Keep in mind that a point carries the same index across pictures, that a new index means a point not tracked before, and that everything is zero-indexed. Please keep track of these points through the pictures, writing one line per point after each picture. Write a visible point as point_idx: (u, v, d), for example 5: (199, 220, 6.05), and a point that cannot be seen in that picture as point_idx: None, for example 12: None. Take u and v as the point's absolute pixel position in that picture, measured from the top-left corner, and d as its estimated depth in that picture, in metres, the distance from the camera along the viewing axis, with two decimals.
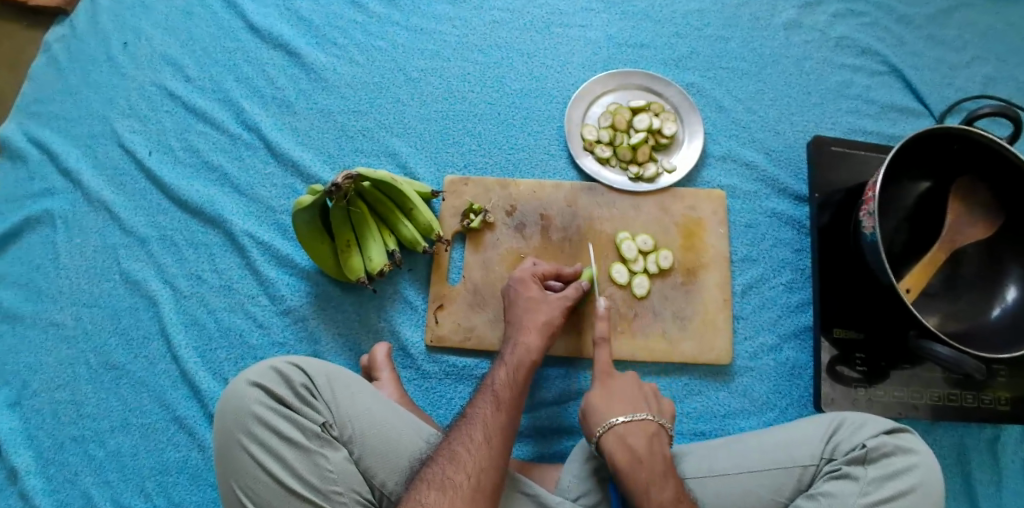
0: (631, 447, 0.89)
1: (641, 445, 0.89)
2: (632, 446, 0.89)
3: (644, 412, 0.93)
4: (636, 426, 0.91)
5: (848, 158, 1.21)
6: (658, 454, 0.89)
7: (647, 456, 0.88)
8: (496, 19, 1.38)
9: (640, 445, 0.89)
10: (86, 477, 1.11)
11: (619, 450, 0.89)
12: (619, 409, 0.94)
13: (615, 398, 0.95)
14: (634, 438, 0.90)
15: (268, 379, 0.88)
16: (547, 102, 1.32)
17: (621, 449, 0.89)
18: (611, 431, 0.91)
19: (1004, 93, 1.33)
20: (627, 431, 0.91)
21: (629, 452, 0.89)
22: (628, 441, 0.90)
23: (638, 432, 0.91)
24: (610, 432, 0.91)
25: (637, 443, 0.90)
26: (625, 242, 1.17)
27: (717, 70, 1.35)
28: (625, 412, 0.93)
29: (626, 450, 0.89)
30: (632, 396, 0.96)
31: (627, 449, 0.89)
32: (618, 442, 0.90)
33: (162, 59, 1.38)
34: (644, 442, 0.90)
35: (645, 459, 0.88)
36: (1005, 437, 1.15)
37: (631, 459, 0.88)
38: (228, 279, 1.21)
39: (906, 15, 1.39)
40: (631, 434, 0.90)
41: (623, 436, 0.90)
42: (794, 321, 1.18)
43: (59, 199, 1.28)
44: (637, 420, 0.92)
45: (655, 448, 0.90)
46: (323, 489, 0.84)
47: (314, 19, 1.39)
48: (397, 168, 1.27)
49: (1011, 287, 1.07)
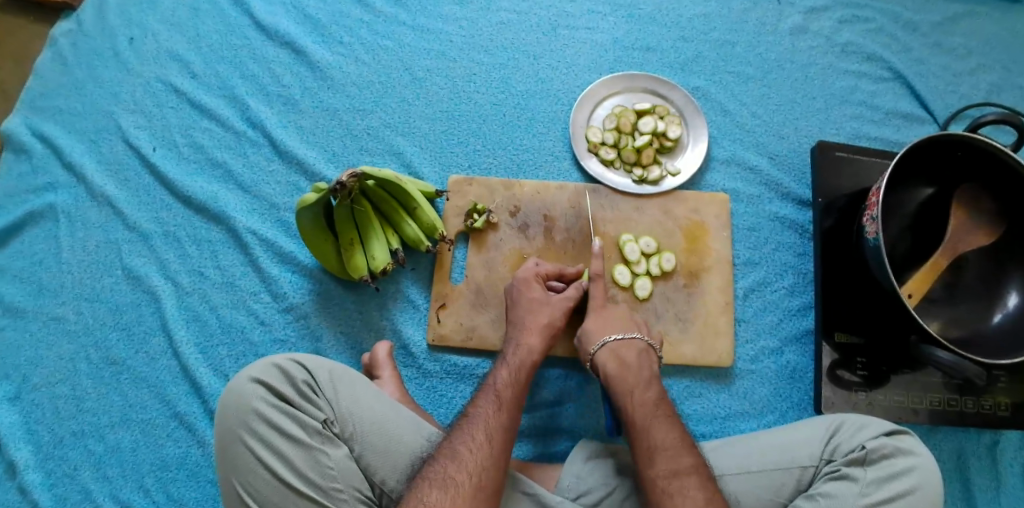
0: (620, 359, 0.98)
1: (631, 357, 0.98)
2: (622, 358, 0.98)
3: (636, 333, 1.02)
4: (627, 343, 1.00)
5: (852, 164, 1.21)
6: (646, 367, 0.98)
7: (636, 366, 0.97)
8: (502, 21, 1.38)
9: (631, 358, 0.98)
10: (85, 472, 1.11)
11: (610, 361, 0.98)
12: (610, 328, 1.02)
13: (609, 319, 1.03)
14: (626, 352, 0.99)
15: (269, 375, 0.88)
16: (552, 103, 1.33)
17: (613, 361, 0.98)
18: (603, 346, 1.00)
19: (1007, 101, 1.34)
20: (619, 347, 0.99)
21: (620, 363, 0.97)
22: (619, 355, 0.99)
23: (629, 348, 1.00)
24: (601, 347, 1.00)
25: (628, 355, 0.98)
26: (628, 244, 1.17)
27: (722, 75, 1.35)
28: (618, 330, 1.02)
29: (616, 361, 0.97)
30: (624, 320, 1.05)
31: (617, 361, 0.98)
32: (610, 356, 0.99)
33: (168, 55, 1.38)
34: (634, 355, 0.98)
35: (633, 368, 0.97)
36: (1005, 442, 1.15)
37: (622, 368, 0.97)
38: (231, 276, 1.21)
39: (910, 23, 1.39)
40: (623, 349, 0.99)
41: (615, 351, 0.99)
42: (795, 325, 1.19)
43: (63, 193, 1.28)
44: (628, 339, 1.01)
45: (643, 361, 0.98)
46: (324, 487, 0.84)
47: (321, 18, 1.39)
48: (401, 167, 1.28)
49: (1012, 294, 1.07)
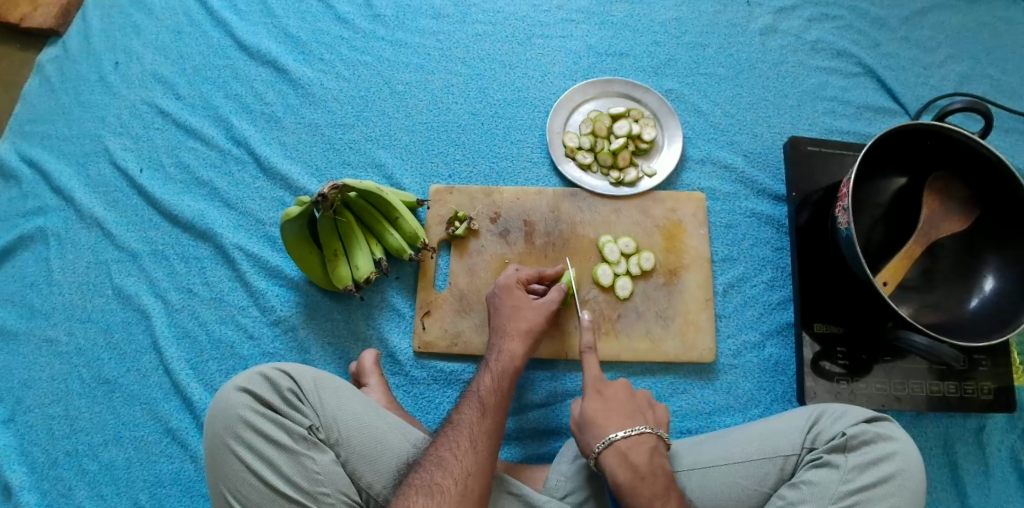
0: (631, 463, 0.89)
1: (640, 456, 0.89)
2: (633, 463, 0.89)
3: (642, 425, 0.93)
4: (636, 443, 0.90)
5: (824, 158, 1.24)
6: (660, 471, 0.89)
7: (649, 473, 0.88)
8: (478, 32, 1.42)
9: (642, 462, 0.89)
10: (80, 491, 1.12)
11: (620, 466, 0.89)
12: (614, 420, 0.93)
13: (612, 411, 0.94)
14: (636, 454, 0.90)
15: (255, 383, 0.90)
16: (529, 111, 1.36)
17: (623, 467, 0.88)
18: (611, 448, 0.90)
19: (978, 91, 1.36)
20: (628, 447, 0.90)
21: (631, 468, 0.88)
22: (628, 456, 0.89)
23: (640, 448, 0.90)
24: (609, 450, 0.90)
25: (639, 460, 0.89)
26: (607, 245, 1.20)
27: (695, 76, 1.38)
28: (624, 425, 0.92)
29: (628, 469, 0.88)
30: (628, 409, 0.95)
31: (629, 467, 0.88)
32: (619, 459, 0.89)
33: (152, 78, 1.42)
34: (645, 458, 0.89)
35: (643, 466, 0.89)
36: (991, 426, 1.16)
37: (635, 477, 0.88)
38: (219, 291, 1.24)
39: (879, 18, 1.42)
40: (632, 450, 0.90)
41: (624, 452, 0.89)
42: (776, 318, 1.21)
43: (52, 217, 1.30)
44: (637, 435, 0.91)
45: (654, 460, 0.90)
46: (311, 491, 0.85)
47: (301, 37, 1.42)
48: (383, 179, 1.30)
49: (988, 278, 1.09)
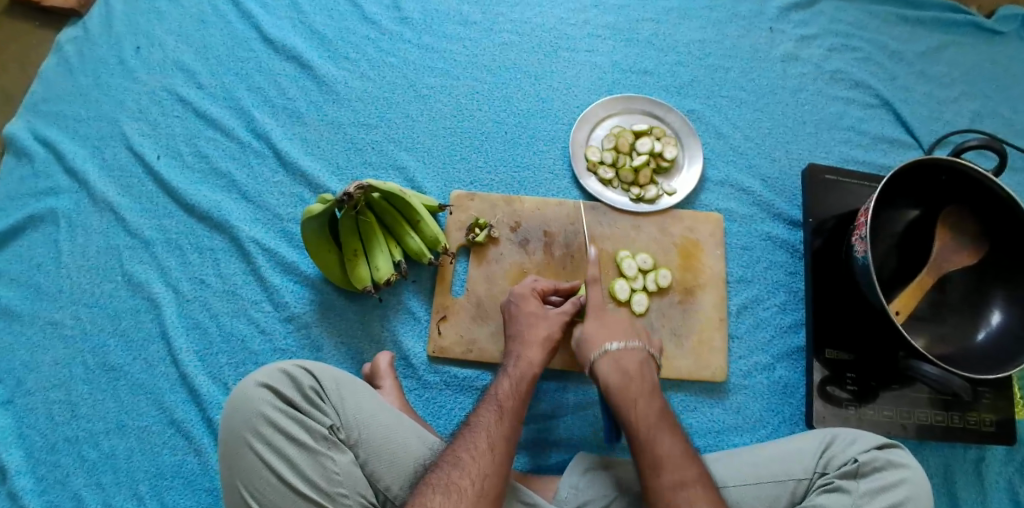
0: (623, 368, 1.00)
1: (633, 368, 1.00)
2: (624, 367, 1.00)
3: (635, 342, 1.04)
4: (628, 351, 1.02)
5: (840, 187, 1.26)
6: (648, 378, 0.99)
7: (637, 376, 0.99)
8: (505, 41, 1.43)
9: (631, 367, 1.00)
10: (78, 479, 1.10)
11: (612, 369, 1.00)
12: (609, 334, 1.04)
13: (609, 324, 1.05)
14: (627, 362, 1.01)
15: (277, 380, 0.89)
16: (552, 122, 1.37)
17: (615, 371, 0.99)
18: (605, 355, 1.01)
19: (990, 128, 1.40)
20: (620, 355, 1.01)
21: (621, 372, 0.99)
22: (621, 365, 1.00)
23: (630, 356, 1.01)
24: (602, 357, 1.01)
25: (629, 365, 1.00)
26: (625, 260, 1.20)
27: (717, 99, 1.40)
28: (618, 338, 1.04)
29: (618, 371, 0.99)
30: (625, 327, 1.06)
31: (620, 370, 1.00)
32: (612, 364, 1.00)
33: (175, 66, 1.41)
34: (635, 364, 1.00)
35: (636, 379, 0.98)
36: (990, 457, 1.18)
37: (624, 378, 0.99)
38: (232, 284, 1.23)
39: (897, 52, 1.45)
40: (624, 358, 1.01)
41: (617, 359, 1.01)
42: (787, 341, 1.22)
43: (64, 199, 1.29)
44: (629, 348, 1.02)
45: (644, 371, 1.00)
46: (329, 491, 0.85)
47: (327, 33, 1.42)
48: (403, 181, 1.30)
49: (996, 312, 1.11)
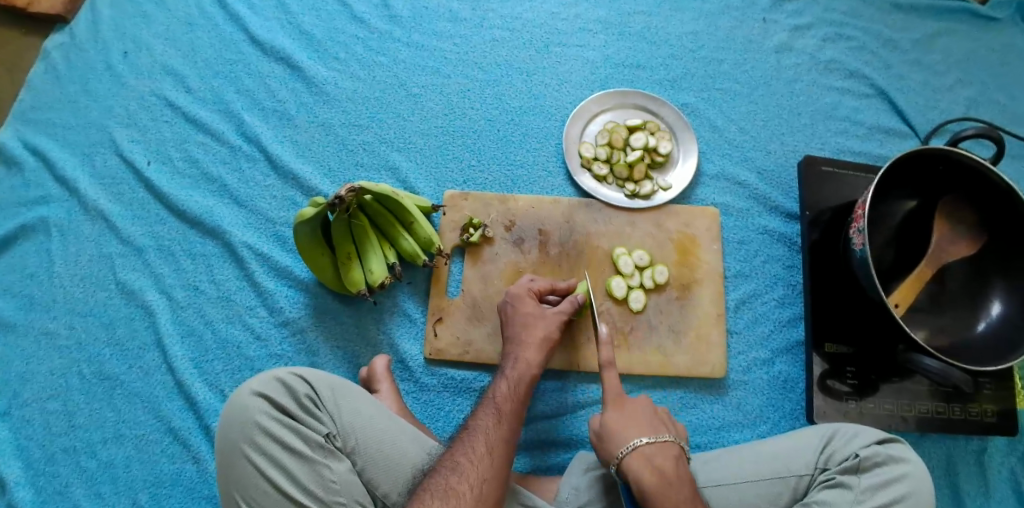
0: (657, 467, 0.88)
1: (669, 468, 0.89)
2: (659, 467, 0.88)
3: (665, 434, 0.93)
4: (660, 447, 0.91)
5: (837, 178, 1.25)
6: (685, 479, 0.88)
7: (675, 478, 0.88)
8: (495, 38, 1.41)
9: (668, 468, 0.89)
10: (76, 489, 1.10)
11: (646, 471, 0.88)
12: (636, 429, 0.93)
13: (636, 416, 0.95)
14: (662, 460, 0.89)
15: (272, 389, 0.88)
16: (545, 119, 1.35)
17: (649, 471, 0.88)
18: (635, 452, 0.90)
19: (987, 116, 1.38)
20: (653, 452, 0.90)
21: (656, 472, 0.88)
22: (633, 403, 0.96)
23: (665, 454, 0.90)
24: (633, 454, 0.89)
25: (664, 464, 0.89)
26: (621, 257, 1.19)
27: (711, 91, 1.39)
28: (648, 432, 0.93)
29: (654, 471, 0.87)
30: (651, 420, 0.95)
31: (655, 471, 0.88)
32: (644, 463, 0.88)
33: (163, 70, 1.39)
34: (671, 464, 0.89)
35: (673, 481, 0.87)
36: (992, 448, 1.17)
37: (662, 482, 0.86)
38: (226, 290, 1.22)
39: (892, 40, 1.44)
40: (657, 455, 0.90)
41: (649, 456, 0.89)
42: (786, 335, 1.21)
43: (55, 207, 1.28)
44: (660, 442, 0.91)
45: (680, 470, 0.89)
46: (326, 499, 0.84)
47: (316, 34, 1.41)
48: (396, 182, 1.29)
49: (996, 302, 1.10)
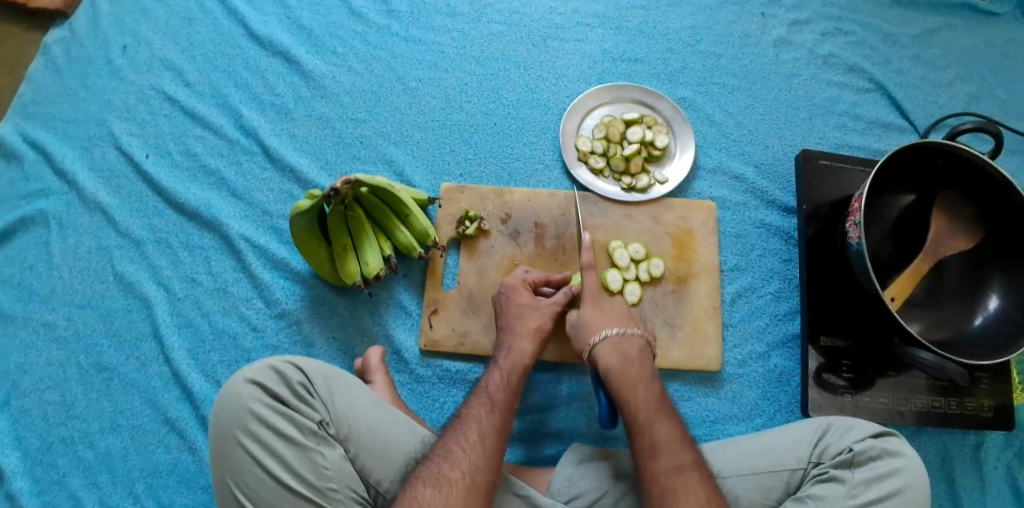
0: (622, 354, 0.98)
1: (633, 354, 0.98)
2: (624, 352, 0.98)
3: (633, 328, 1.02)
4: (627, 339, 1.00)
5: (835, 172, 1.24)
6: (646, 364, 0.98)
7: (637, 363, 0.97)
8: (493, 32, 1.41)
9: (632, 354, 0.98)
10: (74, 479, 1.10)
11: (612, 356, 0.97)
12: (607, 321, 1.02)
13: (607, 312, 1.03)
14: (627, 348, 0.99)
15: (266, 377, 0.89)
16: (542, 113, 1.35)
17: (615, 356, 0.97)
18: (604, 340, 0.99)
19: (986, 111, 1.38)
20: (620, 342, 0.99)
21: (621, 357, 0.97)
22: (621, 350, 0.98)
23: (630, 343, 0.99)
24: (602, 343, 0.99)
25: (629, 350, 0.98)
26: (617, 250, 1.19)
27: (709, 86, 1.39)
28: (617, 324, 1.01)
29: (619, 356, 0.97)
30: (623, 314, 1.04)
31: (620, 356, 0.97)
32: (611, 350, 0.98)
33: (162, 64, 1.40)
34: (634, 351, 0.99)
35: (635, 364, 0.97)
36: (988, 444, 1.17)
37: (623, 364, 0.97)
38: (223, 282, 1.22)
39: (891, 35, 1.43)
40: (623, 344, 0.99)
41: (616, 345, 0.98)
42: (781, 329, 1.21)
43: (54, 200, 1.28)
44: (628, 334, 1.00)
45: (643, 357, 0.99)
46: (319, 486, 0.84)
47: (314, 28, 1.41)
48: (393, 175, 1.29)
49: (992, 297, 1.10)
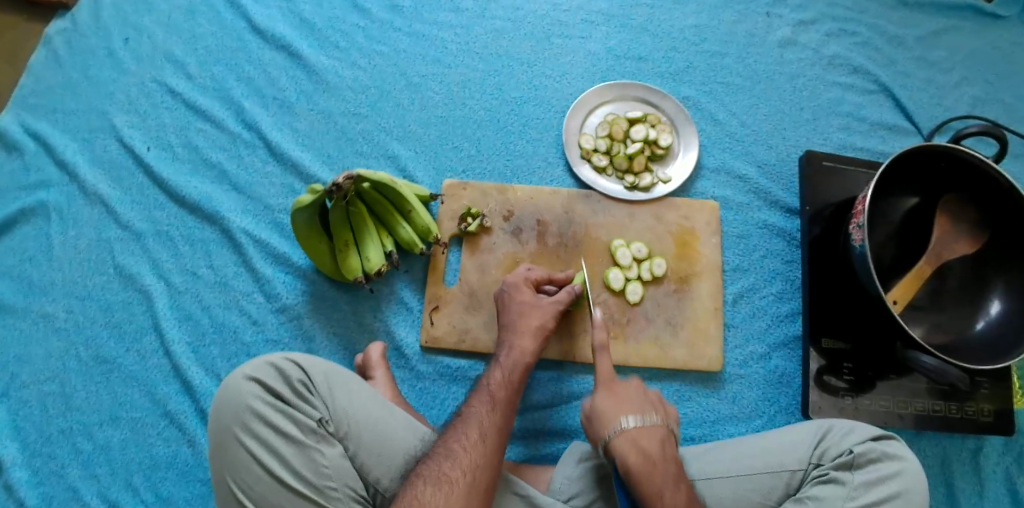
0: (643, 450, 0.89)
1: (654, 450, 0.90)
2: (645, 449, 0.89)
3: (653, 416, 0.93)
4: (647, 429, 0.91)
5: (838, 174, 1.24)
6: (670, 459, 0.89)
7: (660, 460, 0.89)
8: (497, 28, 1.40)
9: (654, 450, 0.90)
10: (72, 472, 1.10)
11: (632, 454, 0.89)
12: (625, 411, 0.93)
13: (623, 400, 0.95)
14: (648, 443, 0.90)
15: (266, 374, 0.89)
16: (546, 110, 1.35)
17: (635, 454, 0.89)
18: (621, 434, 0.91)
19: (990, 114, 1.38)
20: (639, 434, 0.91)
21: (642, 456, 0.88)
22: (640, 446, 0.90)
23: (650, 436, 0.91)
24: (620, 435, 0.91)
25: (650, 447, 0.90)
26: (620, 249, 1.19)
27: (713, 85, 1.38)
28: (635, 413, 0.93)
29: (639, 454, 0.88)
30: (641, 400, 0.96)
31: (640, 454, 0.89)
32: (629, 445, 0.90)
33: (164, 56, 1.39)
34: (656, 445, 0.90)
35: (658, 463, 0.88)
36: (988, 448, 1.17)
37: (646, 463, 0.88)
38: (224, 276, 1.22)
39: (896, 36, 1.43)
40: (643, 438, 0.90)
41: (635, 440, 0.90)
42: (783, 330, 1.21)
43: (55, 191, 1.28)
44: (648, 424, 0.92)
45: (666, 452, 0.90)
46: (318, 484, 0.84)
47: (317, 22, 1.40)
48: (396, 170, 1.29)
49: (995, 301, 1.10)
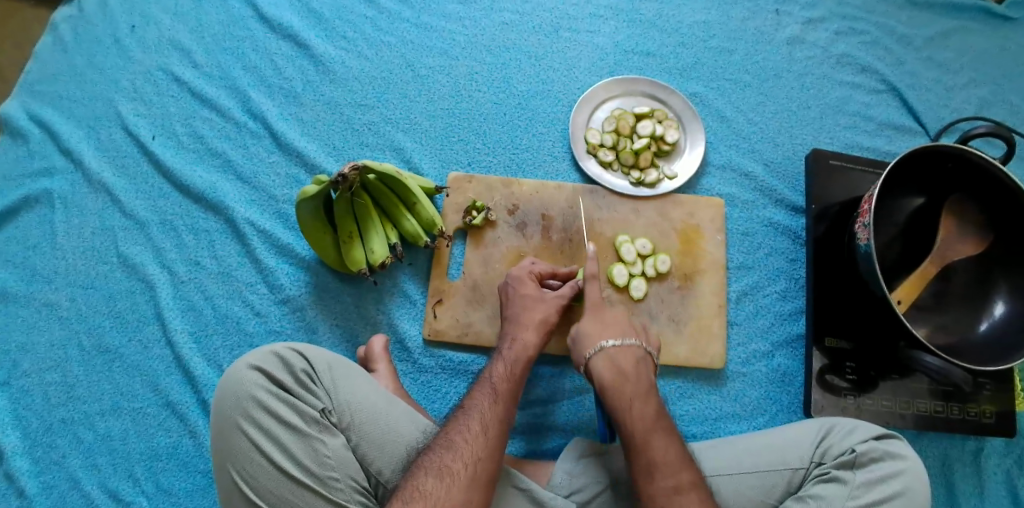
0: (616, 367, 0.95)
1: (628, 367, 0.95)
2: (619, 365, 0.95)
3: (632, 338, 0.99)
4: (622, 350, 0.97)
5: (845, 173, 1.23)
6: (644, 377, 0.95)
7: (633, 376, 0.94)
8: (505, 21, 1.40)
9: (628, 367, 0.95)
10: (74, 460, 1.10)
11: (606, 370, 0.95)
12: (606, 333, 0.99)
13: (607, 322, 1.01)
14: (624, 360, 0.96)
15: (269, 363, 0.89)
16: (552, 104, 1.34)
17: (610, 370, 0.95)
18: (600, 353, 0.97)
19: (997, 116, 1.37)
20: (616, 354, 0.96)
21: (616, 371, 0.95)
22: (616, 363, 0.96)
23: (626, 355, 0.97)
24: (598, 356, 0.97)
25: (625, 363, 0.96)
26: (624, 245, 1.19)
27: (720, 81, 1.38)
28: (616, 335, 0.99)
29: (613, 370, 0.94)
30: (622, 323, 1.01)
31: (614, 369, 0.95)
32: (606, 363, 0.96)
33: (170, 45, 1.38)
34: (631, 363, 0.96)
35: (631, 380, 0.94)
36: (988, 450, 1.17)
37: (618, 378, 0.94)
38: (227, 266, 1.21)
39: (905, 36, 1.42)
40: (620, 356, 0.96)
41: (612, 358, 0.96)
42: (786, 329, 1.21)
43: (59, 179, 1.27)
44: (625, 345, 0.97)
45: (640, 370, 0.96)
46: (320, 474, 0.84)
47: (324, 12, 1.40)
48: (401, 162, 1.28)
49: (998, 303, 1.10)
